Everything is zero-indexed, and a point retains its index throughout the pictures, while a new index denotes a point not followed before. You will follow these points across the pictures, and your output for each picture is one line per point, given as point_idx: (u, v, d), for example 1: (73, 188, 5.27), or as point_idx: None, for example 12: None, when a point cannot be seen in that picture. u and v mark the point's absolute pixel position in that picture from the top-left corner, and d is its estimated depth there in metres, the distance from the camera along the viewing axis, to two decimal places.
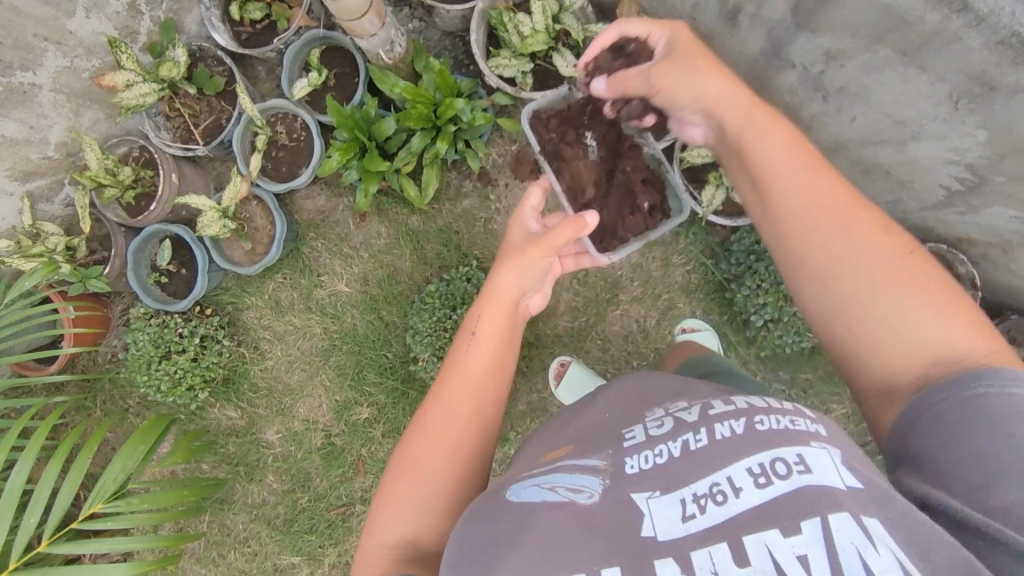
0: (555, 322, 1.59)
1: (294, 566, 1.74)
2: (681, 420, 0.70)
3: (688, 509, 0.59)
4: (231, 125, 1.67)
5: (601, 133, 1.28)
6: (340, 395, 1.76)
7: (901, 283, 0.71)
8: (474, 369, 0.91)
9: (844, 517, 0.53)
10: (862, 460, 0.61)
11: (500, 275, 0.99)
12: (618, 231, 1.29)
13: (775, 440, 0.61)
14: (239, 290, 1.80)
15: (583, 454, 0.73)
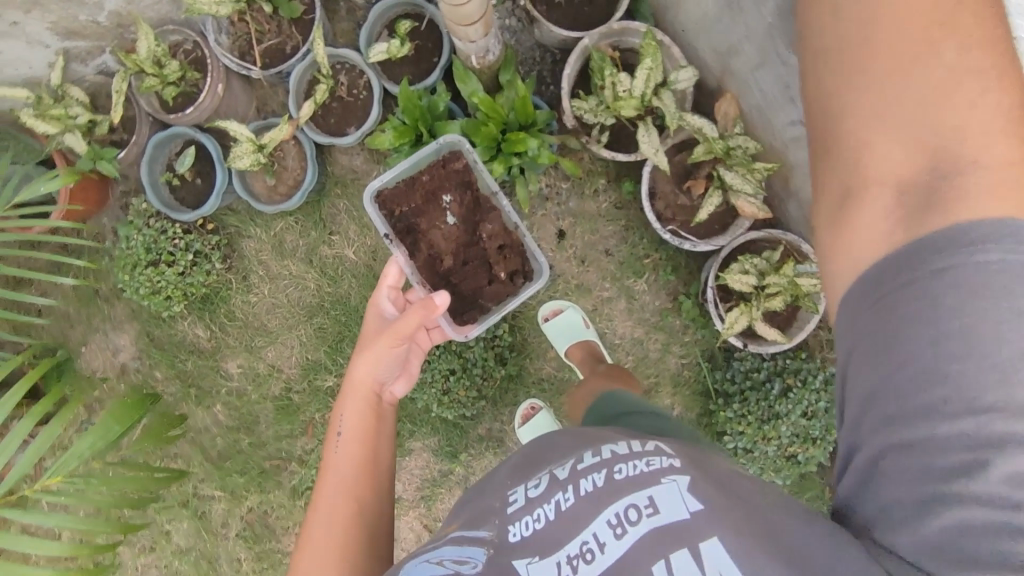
0: (541, 365, 1.60)
1: (212, 499, 1.74)
2: (553, 476, 0.71)
3: (563, 572, 0.63)
4: (295, 59, 1.60)
5: (460, 199, 1.41)
6: (312, 355, 1.74)
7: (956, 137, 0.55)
8: (344, 459, 0.99)
9: (683, 554, 0.59)
10: (713, 478, 0.65)
11: (356, 366, 1.10)
12: (478, 301, 1.42)
13: (628, 487, 0.65)
14: (246, 218, 1.76)
15: (471, 525, 0.73)
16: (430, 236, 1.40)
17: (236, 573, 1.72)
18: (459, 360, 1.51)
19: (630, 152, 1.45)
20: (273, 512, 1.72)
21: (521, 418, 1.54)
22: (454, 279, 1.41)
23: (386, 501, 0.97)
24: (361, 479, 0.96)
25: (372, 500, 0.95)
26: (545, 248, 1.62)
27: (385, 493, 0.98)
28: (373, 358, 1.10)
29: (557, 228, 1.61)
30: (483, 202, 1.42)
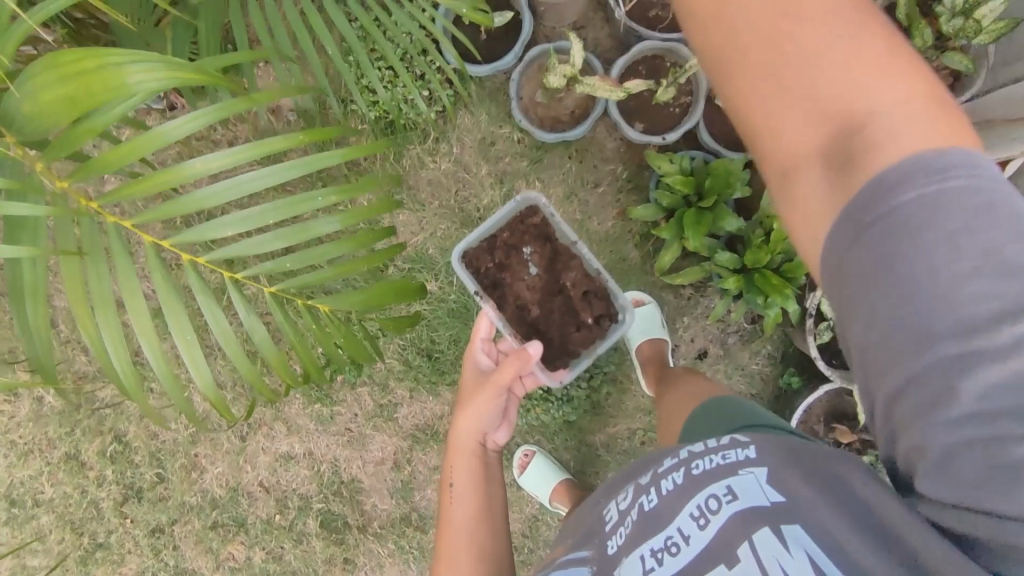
0: (593, 433, 1.58)
1: None
2: (638, 485, 0.78)
3: (648, 563, 0.67)
4: (657, 34, 1.41)
5: (542, 253, 1.41)
6: (433, 250, 1.62)
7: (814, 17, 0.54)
8: (466, 509, 1.12)
9: (764, 534, 0.60)
10: (791, 465, 0.64)
11: (461, 423, 1.22)
12: (568, 347, 1.40)
13: (705, 481, 0.68)
14: (483, 98, 1.58)
15: (578, 545, 0.82)
16: (512, 291, 1.40)
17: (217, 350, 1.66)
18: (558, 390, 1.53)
19: (832, 369, 1.37)
20: None
21: (545, 458, 1.53)
22: (542, 329, 1.40)
23: (502, 535, 1.11)
24: (477, 530, 1.10)
25: (494, 547, 1.08)
26: (681, 351, 1.57)
27: (503, 542, 1.11)
28: (476, 412, 1.22)
29: (703, 347, 1.57)
30: (562, 254, 1.41)
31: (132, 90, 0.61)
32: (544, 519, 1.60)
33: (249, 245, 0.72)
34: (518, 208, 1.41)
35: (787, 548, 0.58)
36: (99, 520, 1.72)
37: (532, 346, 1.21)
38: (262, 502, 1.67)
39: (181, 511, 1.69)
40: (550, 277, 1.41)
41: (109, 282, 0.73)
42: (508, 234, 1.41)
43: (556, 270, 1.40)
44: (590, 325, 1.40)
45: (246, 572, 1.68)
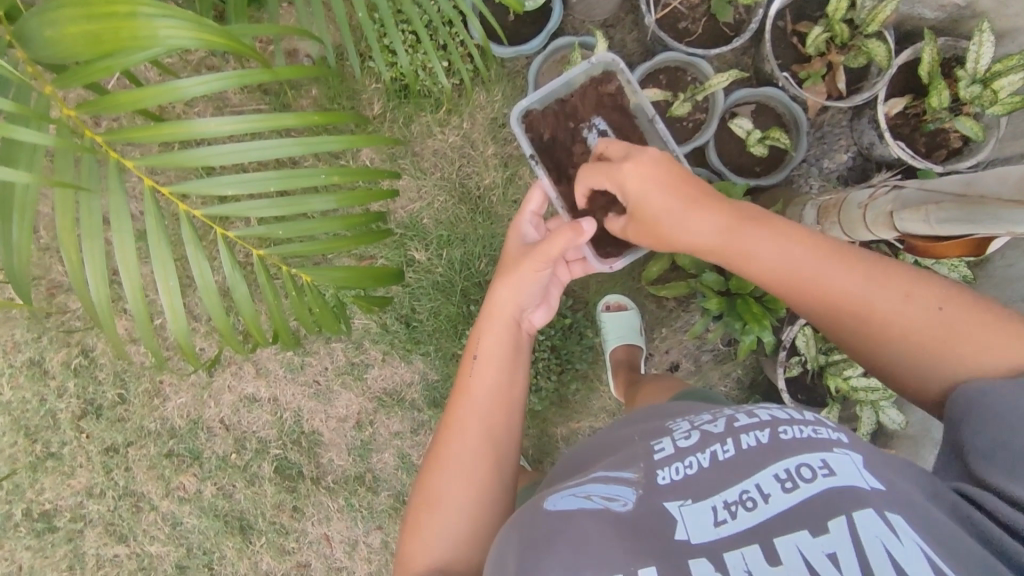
0: (556, 426, 1.61)
1: None
2: (706, 433, 0.74)
3: (721, 515, 0.63)
4: (683, 48, 1.42)
5: (615, 122, 1.34)
6: (427, 220, 1.61)
7: (874, 295, 0.77)
8: (484, 396, 0.98)
9: (869, 515, 0.57)
10: (885, 465, 0.65)
11: (500, 292, 1.05)
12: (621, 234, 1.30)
13: (797, 450, 0.66)
14: (503, 79, 1.58)
15: (617, 466, 0.76)
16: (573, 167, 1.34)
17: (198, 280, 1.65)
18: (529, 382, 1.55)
19: (795, 403, 1.41)
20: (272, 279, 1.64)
21: None
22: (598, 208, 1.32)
23: (513, 438, 0.99)
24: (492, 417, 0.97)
25: (504, 451, 0.95)
26: (654, 360, 1.61)
27: (513, 431, 0.99)
28: (516, 285, 1.04)
29: (675, 360, 1.61)
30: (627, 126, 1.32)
31: (159, 42, 0.67)
32: None
33: (246, 207, 0.81)
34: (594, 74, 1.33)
35: (896, 536, 0.55)
36: (55, 430, 1.72)
37: (587, 225, 1.01)
38: (219, 438, 1.69)
39: (138, 434, 1.71)
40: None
41: (101, 214, 0.79)
42: (580, 100, 1.34)
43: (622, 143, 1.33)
44: None
45: (194, 503, 1.71)
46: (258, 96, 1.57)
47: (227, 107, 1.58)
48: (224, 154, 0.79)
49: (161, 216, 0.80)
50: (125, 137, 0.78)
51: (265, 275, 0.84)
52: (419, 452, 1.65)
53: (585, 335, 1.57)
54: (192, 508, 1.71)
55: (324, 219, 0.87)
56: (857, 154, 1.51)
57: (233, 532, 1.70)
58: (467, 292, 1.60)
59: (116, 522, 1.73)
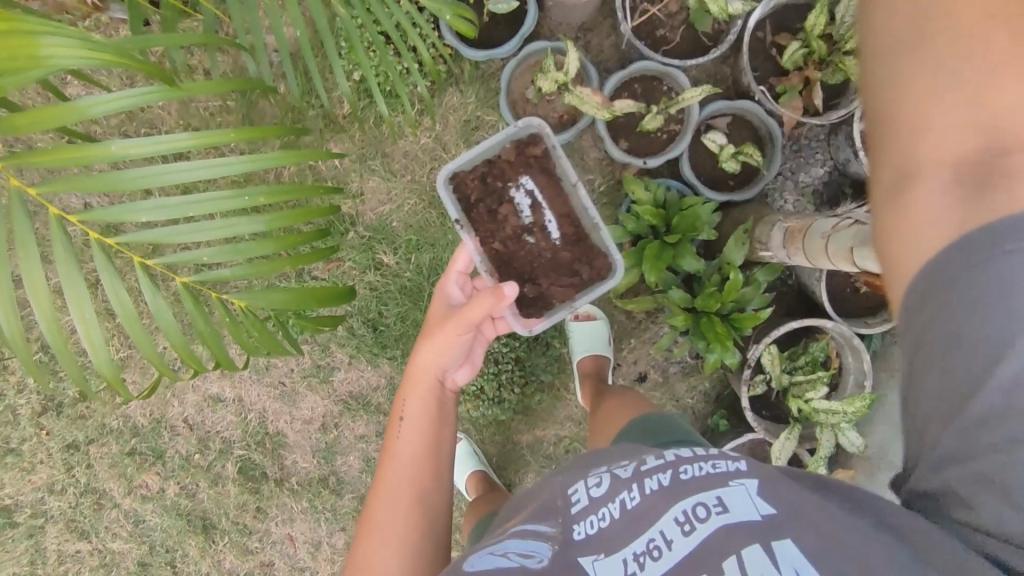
0: (522, 434, 1.61)
1: None
2: (617, 477, 0.75)
3: (630, 567, 0.63)
4: (659, 58, 1.40)
5: (539, 183, 1.35)
6: (396, 224, 1.58)
7: (981, 38, 0.51)
8: (409, 454, 1.08)
9: (756, 550, 0.58)
10: (782, 487, 0.66)
11: (421, 356, 1.16)
12: (546, 296, 1.36)
13: (695, 489, 0.67)
14: (477, 82, 1.54)
15: (534, 520, 0.75)
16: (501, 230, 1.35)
17: None
18: (494, 392, 1.54)
19: (759, 420, 1.42)
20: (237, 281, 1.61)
21: (468, 447, 1.56)
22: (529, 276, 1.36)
23: (443, 493, 1.07)
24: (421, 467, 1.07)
25: (431, 504, 1.04)
26: (622, 370, 1.61)
27: (444, 488, 1.08)
28: (436, 347, 1.16)
29: (643, 371, 1.61)
30: (552, 190, 1.35)
31: (50, 63, 0.65)
32: (458, 506, 1.65)
33: (175, 232, 0.78)
34: (514, 140, 1.33)
35: (779, 569, 0.56)
36: (14, 425, 1.69)
37: (507, 288, 1.12)
38: (182, 438, 1.68)
39: (99, 432, 1.68)
40: (545, 219, 1.35)
41: (7, 242, 0.76)
42: (507, 159, 1.35)
43: (551, 208, 1.35)
44: (576, 278, 1.37)
45: (157, 501, 1.70)
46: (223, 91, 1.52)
47: (191, 101, 1.54)
48: (146, 176, 0.76)
49: (72, 249, 0.76)
50: (31, 161, 0.74)
51: (192, 301, 0.81)
52: None
53: (552, 345, 1.56)
54: (155, 506, 1.70)
55: (258, 241, 0.84)
56: (833, 170, 1.50)
57: (196, 531, 1.69)
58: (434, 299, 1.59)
59: (77, 518, 1.72)
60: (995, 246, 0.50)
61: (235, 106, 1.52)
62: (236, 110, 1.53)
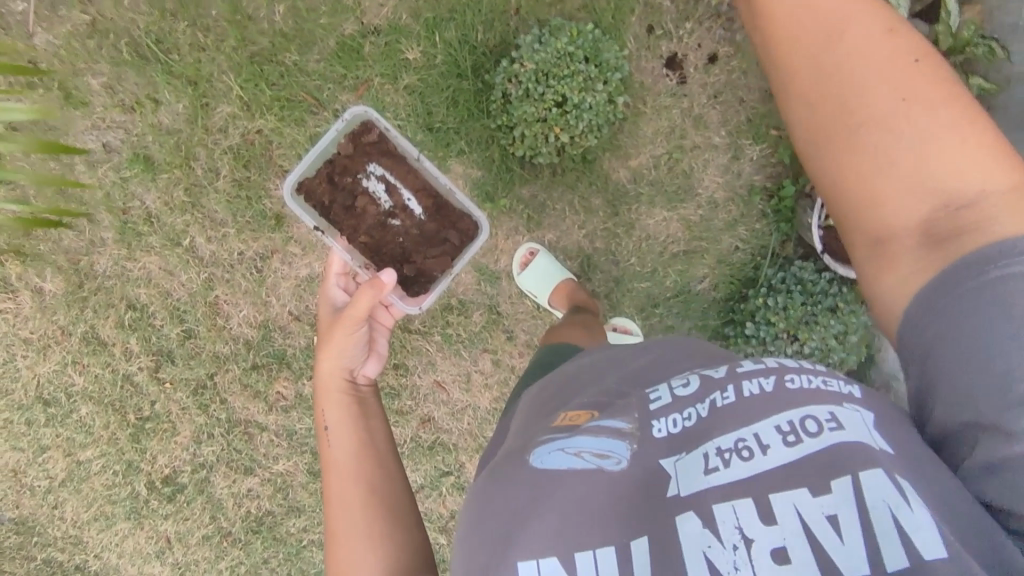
0: (619, 167, 1.54)
1: (225, 92, 1.53)
2: (706, 377, 0.73)
3: (712, 461, 0.64)
4: None
5: (388, 167, 1.42)
6: (406, 17, 1.48)
7: (913, 120, 0.71)
8: (343, 451, 1.02)
9: (877, 473, 0.59)
10: (892, 420, 0.66)
11: (325, 362, 1.12)
12: (426, 272, 1.43)
13: (804, 401, 0.65)
14: None
15: (608, 412, 0.74)
16: (364, 221, 1.42)
17: (208, 183, 1.57)
18: (577, 96, 1.31)
19: None
20: (280, 145, 1.56)
21: (547, 256, 1.51)
22: (409, 254, 1.43)
23: (397, 475, 1.01)
24: (359, 463, 1.01)
25: (385, 482, 0.98)
26: (690, 60, 1.50)
27: (397, 468, 1.02)
28: (334, 351, 1.12)
29: (712, 51, 1.49)
30: (404, 172, 1.42)
31: None
32: (586, 278, 1.59)
33: None
34: (340, 143, 1.40)
35: (907, 499, 0.57)
36: (138, 393, 1.66)
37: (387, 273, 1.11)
38: (295, 332, 1.62)
39: (216, 362, 1.63)
40: (403, 199, 1.43)
41: None
42: (343, 156, 1.41)
43: (405, 186, 1.42)
44: (450, 246, 1.44)
45: (301, 406, 1.64)
46: None
47: None
48: None
49: None
50: None
51: None
52: (495, 260, 1.56)
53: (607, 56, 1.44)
54: (301, 411, 1.64)
55: None
56: None
57: None
58: (478, 67, 1.49)
59: (235, 457, 1.67)
60: (995, 263, 0.64)
61: None
62: None
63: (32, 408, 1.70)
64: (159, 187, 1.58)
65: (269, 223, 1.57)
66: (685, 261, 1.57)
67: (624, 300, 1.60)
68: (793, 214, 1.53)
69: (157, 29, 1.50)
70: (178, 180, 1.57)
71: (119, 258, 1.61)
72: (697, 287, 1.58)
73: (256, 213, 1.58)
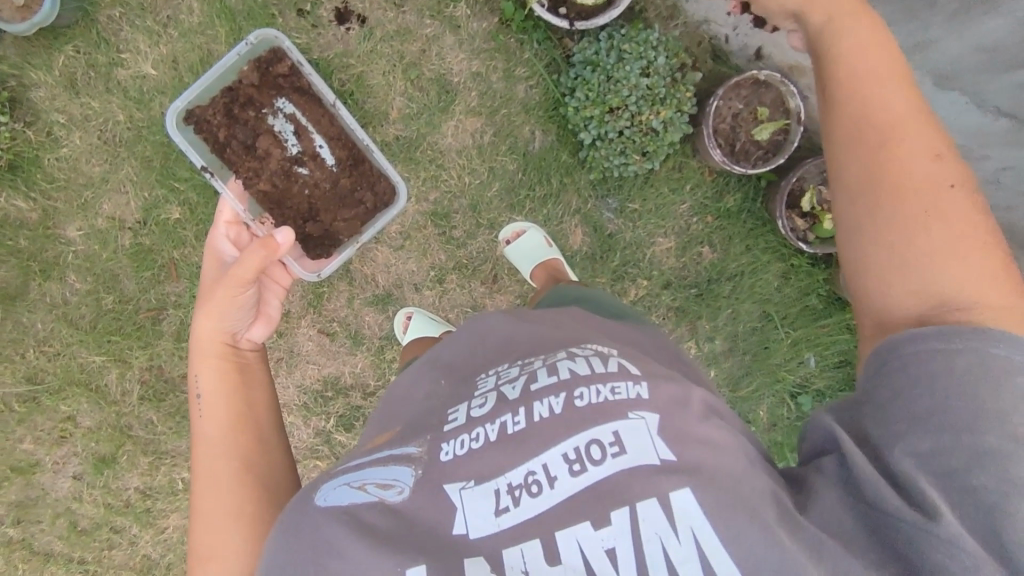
0: (386, 128, 1.69)
1: (101, 367, 1.70)
2: (502, 397, 0.71)
3: (503, 501, 0.62)
4: None
5: (295, 104, 1.54)
6: (147, 191, 1.65)
7: (921, 223, 0.70)
8: (218, 422, 0.95)
9: (652, 504, 0.59)
10: (683, 417, 0.67)
11: (199, 323, 1.04)
12: (333, 233, 1.57)
13: (591, 420, 0.65)
14: (21, 62, 1.61)
15: (402, 442, 0.72)
16: (269, 163, 1.53)
17: (154, 434, 1.72)
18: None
19: None
20: (165, 361, 1.70)
21: (423, 315, 1.62)
22: (316, 210, 1.56)
23: (275, 450, 0.96)
24: (239, 438, 0.94)
25: (262, 462, 0.93)
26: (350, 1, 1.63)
27: (276, 441, 0.96)
28: (215, 313, 1.04)
29: None
30: (314, 117, 1.55)
31: None
32: (449, 227, 1.70)
33: None
34: (246, 74, 1.50)
35: (676, 534, 0.59)
36: None
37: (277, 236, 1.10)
38: (305, 469, 1.74)
39: None
40: (314, 146, 1.55)
41: None
42: (247, 84, 1.51)
43: (316, 130, 1.55)
44: (360, 206, 1.58)
45: None
46: None
47: None
48: None
49: None
50: None
51: None
52: (374, 285, 1.70)
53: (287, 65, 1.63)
54: None
55: None
56: None
57: None
58: None
59: None
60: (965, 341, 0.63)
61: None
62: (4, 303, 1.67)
63: None
64: (129, 469, 1.73)
65: None
66: (502, 139, 1.68)
67: (490, 216, 1.70)
68: (535, 19, 1.61)
69: (22, 370, 1.69)
70: (134, 452, 1.72)
71: (156, 537, 1.76)
72: (535, 145, 1.67)
73: None
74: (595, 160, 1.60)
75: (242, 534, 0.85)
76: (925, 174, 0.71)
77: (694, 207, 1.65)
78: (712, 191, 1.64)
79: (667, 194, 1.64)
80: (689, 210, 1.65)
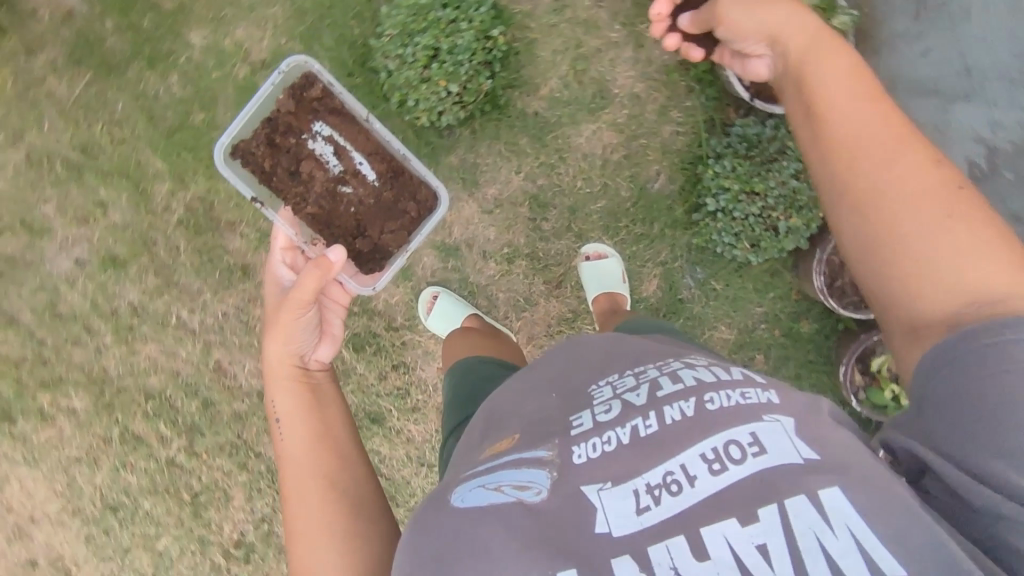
0: (531, 100, 1.66)
1: (156, 174, 1.64)
2: (627, 404, 0.71)
3: (643, 500, 0.62)
4: None
5: (335, 124, 1.48)
6: (286, 39, 1.62)
7: (934, 230, 0.71)
8: (295, 442, 0.95)
9: (802, 500, 0.59)
10: (816, 425, 0.66)
11: (271, 347, 1.07)
12: (383, 248, 1.49)
13: (724, 423, 0.65)
14: None
15: (529, 445, 0.72)
16: (313, 187, 1.47)
17: (173, 261, 1.67)
18: (446, 41, 1.49)
19: None
20: (218, 200, 1.65)
21: (449, 296, 1.62)
22: (364, 227, 1.49)
23: (356, 459, 0.95)
24: (320, 449, 0.94)
25: (343, 471, 0.92)
26: None
27: (353, 450, 0.96)
28: (283, 334, 1.08)
29: None
30: (355, 135, 1.49)
31: None
32: (541, 217, 1.68)
33: None
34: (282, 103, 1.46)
35: (833, 530, 0.57)
36: (185, 472, 1.75)
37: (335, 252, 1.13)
38: None
39: (239, 418, 1.73)
40: (354, 163, 1.49)
41: None
42: (287, 113, 1.46)
43: (357, 149, 1.49)
44: (406, 215, 1.51)
45: None
46: (83, 67, 1.62)
47: (66, 102, 1.63)
48: None
49: None
50: None
51: None
52: (448, 233, 1.68)
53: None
54: None
55: None
56: None
57: (371, 428, 1.72)
58: (364, 59, 1.61)
59: None
60: (997, 335, 0.65)
61: (94, 66, 1.61)
62: (98, 69, 1.62)
63: (104, 518, 1.78)
64: (132, 281, 1.68)
65: (237, 275, 1.67)
66: (629, 165, 1.67)
67: (583, 226, 1.69)
68: (714, 76, 1.62)
69: (81, 138, 1.64)
70: (147, 267, 1.67)
71: (123, 355, 1.71)
72: (655, 186, 1.68)
73: (223, 270, 1.67)
74: (706, 228, 1.61)
75: (337, 545, 0.85)
76: (927, 183, 0.74)
77: (767, 314, 1.67)
78: (791, 309, 1.66)
79: (749, 290, 1.66)
80: (761, 314, 1.67)
